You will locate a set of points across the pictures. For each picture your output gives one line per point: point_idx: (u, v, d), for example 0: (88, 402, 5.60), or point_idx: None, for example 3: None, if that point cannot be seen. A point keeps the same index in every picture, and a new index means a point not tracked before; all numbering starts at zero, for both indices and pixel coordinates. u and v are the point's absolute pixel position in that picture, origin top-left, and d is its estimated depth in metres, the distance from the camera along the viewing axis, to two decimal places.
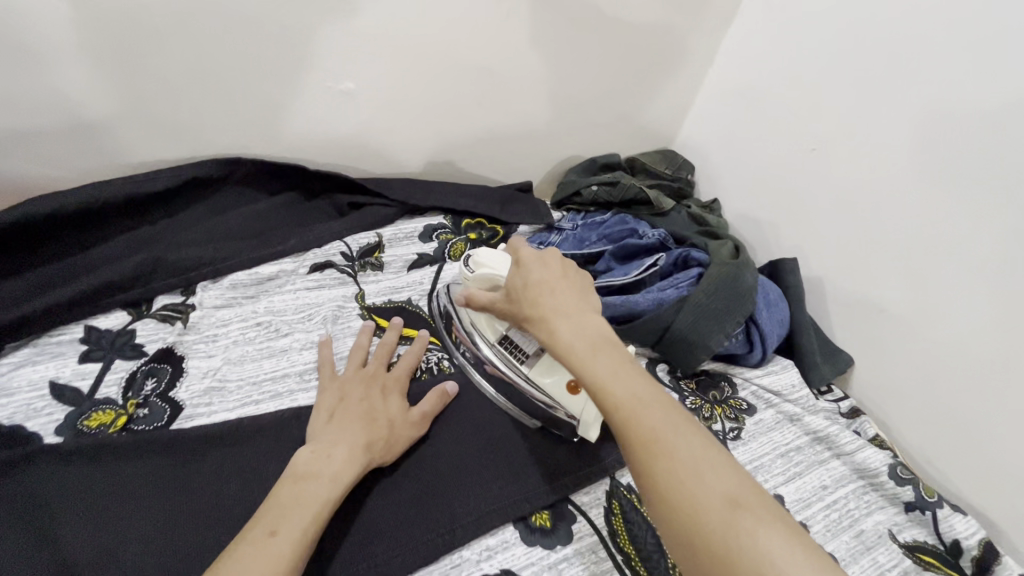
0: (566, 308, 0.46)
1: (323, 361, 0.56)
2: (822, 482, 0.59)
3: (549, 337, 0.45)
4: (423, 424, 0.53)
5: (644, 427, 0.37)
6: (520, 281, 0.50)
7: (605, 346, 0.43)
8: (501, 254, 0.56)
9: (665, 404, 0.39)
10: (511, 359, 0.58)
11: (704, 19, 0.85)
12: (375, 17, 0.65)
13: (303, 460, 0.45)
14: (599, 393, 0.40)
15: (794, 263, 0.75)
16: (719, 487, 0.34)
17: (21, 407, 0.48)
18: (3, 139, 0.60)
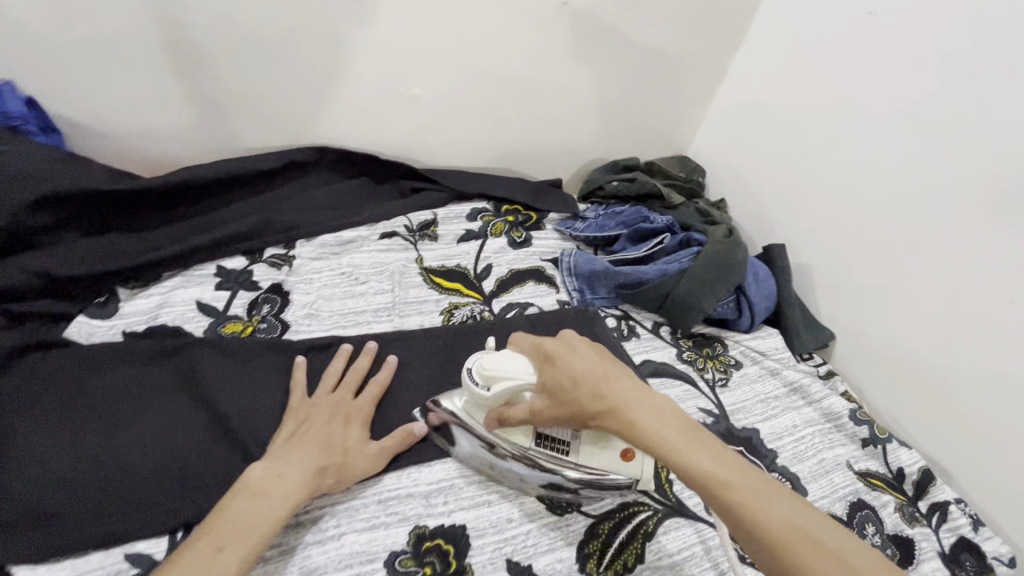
0: (637, 401, 0.48)
1: (297, 382, 0.59)
2: (793, 421, 0.71)
3: (641, 436, 0.46)
4: (381, 458, 0.55)
5: (776, 524, 0.40)
6: (569, 381, 0.49)
7: (688, 432, 0.46)
8: (507, 355, 0.52)
9: (773, 488, 0.43)
10: (555, 456, 0.53)
11: (714, 44, 0.99)
12: (445, 38, 0.82)
13: (257, 476, 0.49)
14: (721, 496, 0.42)
15: (785, 249, 0.88)
16: (866, 570, 0.39)
17: (178, 313, 0.65)
18: (162, 121, 0.80)
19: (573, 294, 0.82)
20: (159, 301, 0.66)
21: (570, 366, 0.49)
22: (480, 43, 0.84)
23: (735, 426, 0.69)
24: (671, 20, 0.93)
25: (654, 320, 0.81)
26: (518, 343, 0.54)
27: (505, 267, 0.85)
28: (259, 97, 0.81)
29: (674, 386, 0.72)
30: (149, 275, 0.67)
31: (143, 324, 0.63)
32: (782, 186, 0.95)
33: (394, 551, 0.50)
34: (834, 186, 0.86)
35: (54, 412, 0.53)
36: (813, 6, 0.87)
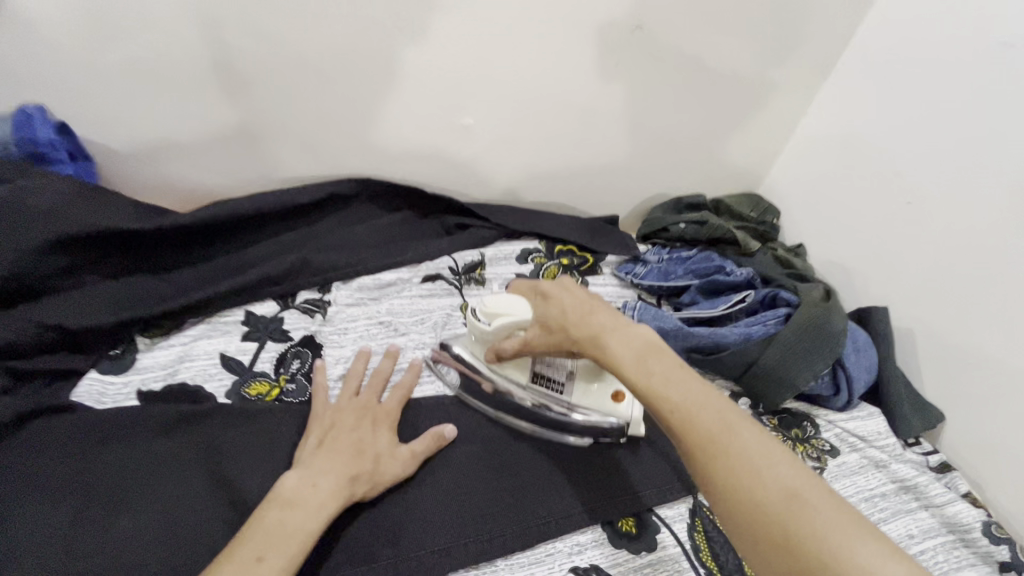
0: (612, 324, 0.48)
1: (317, 386, 0.57)
2: (908, 531, 0.59)
3: (603, 352, 0.47)
4: (413, 462, 0.53)
5: (699, 429, 0.40)
6: (557, 311, 0.52)
7: (651, 350, 0.46)
8: (509, 296, 0.56)
9: (719, 404, 0.41)
10: (550, 393, 0.59)
11: (799, 74, 0.89)
12: (500, 65, 0.74)
13: (291, 486, 0.47)
14: (654, 401, 0.43)
15: (885, 312, 0.76)
16: (776, 479, 0.37)
17: (199, 370, 0.58)
18: (194, 151, 0.74)
19: None
20: (179, 354, 0.59)
21: (560, 299, 0.52)
22: (539, 70, 0.76)
23: None
24: (752, 48, 0.83)
25: (731, 390, 0.70)
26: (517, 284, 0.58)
27: None
28: (301, 125, 0.75)
29: None
30: (171, 322, 0.61)
31: (160, 381, 0.56)
32: (877, 236, 0.83)
33: None
34: (945, 240, 0.74)
35: (50, 496, 0.45)
36: (922, 34, 0.76)
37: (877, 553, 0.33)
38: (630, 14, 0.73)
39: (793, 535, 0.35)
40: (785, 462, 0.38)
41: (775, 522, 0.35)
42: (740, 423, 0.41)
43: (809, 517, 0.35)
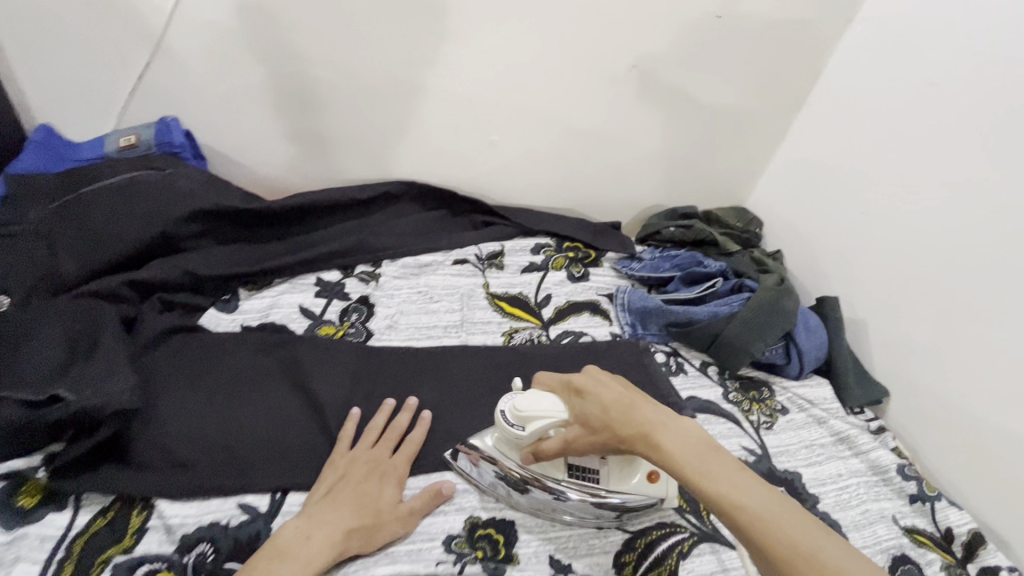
0: (659, 421, 0.51)
1: (343, 435, 0.61)
2: (838, 470, 0.73)
3: (660, 452, 0.49)
4: (410, 518, 0.56)
5: (780, 536, 0.43)
6: (598, 408, 0.54)
7: (709, 451, 0.49)
8: (537, 394, 0.57)
9: (789, 509, 0.45)
10: (586, 484, 0.59)
11: (777, 105, 1.04)
12: (522, 94, 0.93)
13: (288, 536, 0.51)
14: (727, 506, 0.45)
15: (838, 301, 0.90)
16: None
17: (284, 314, 0.77)
18: (280, 154, 0.95)
19: (625, 327, 0.88)
20: (269, 302, 0.78)
21: (597, 396, 0.55)
22: (553, 99, 0.95)
23: (777, 468, 0.72)
24: (734, 83, 0.98)
25: (702, 359, 0.85)
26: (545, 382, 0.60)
27: (563, 298, 0.92)
28: (364, 137, 0.95)
29: (717, 422, 0.76)
30: (264, 280, 0.80)
31: (256, 320, 0.75)
32: (840, 242, 0.98)
33: (451, 533, 0.58)
34: (890, 244, 0.88)
35: (188, 381, 0.63)
36: (872, 75, 0.91)
37: None
38: (628, 56, 0.91)
39: None
40: (859, 560, 0.41)
41: None
42: (813, 529, 0.44)
43: None
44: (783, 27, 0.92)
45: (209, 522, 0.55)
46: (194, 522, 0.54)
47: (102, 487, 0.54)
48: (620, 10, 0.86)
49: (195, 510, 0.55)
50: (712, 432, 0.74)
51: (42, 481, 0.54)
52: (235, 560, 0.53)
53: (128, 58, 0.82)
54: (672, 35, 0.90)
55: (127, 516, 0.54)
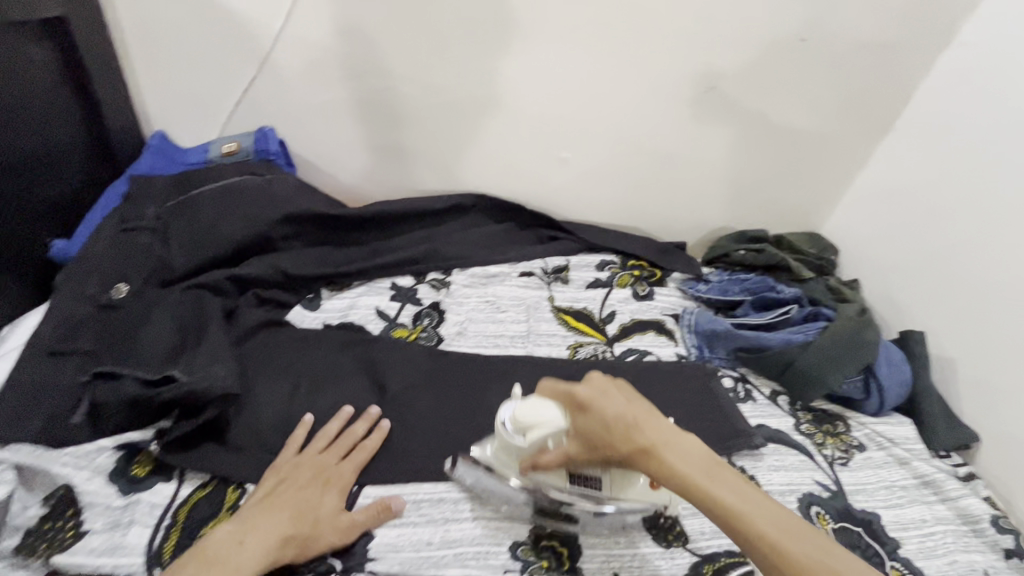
0: (663, 436, 0.50)
1: (294, 439, 0.61)
2: (922, 515, 0.69)
3: (668, 471, 0.49)
4: (351, 531, 0.55)
5: (798, 553, 0.44)
6: (600, 424, 0.51)
7: (714, 466, 0.49)
8: (535, 404, 0.55)
9: (794, 522, 0.46)
10: (589, 495, 0.57)
11: (859, 128, 0.99)
12: (596, 113, 0.95)
13: (218, 540, 0.51)
14: (738, 524, 0.46)
15: (923, 336, 0.85)
16: None
17: (363, 314, 0.82)
18: (361, 163, 1.01)
19: (691, 350, 0.86)
20: (348, 303, 0.83)
21: (601, 410, 0.51)
22: (626, 118, 0.96)
23: (854, 507, 0.69)
24: (814, 106, 0.96)
25: (772, 388, 0.83)
26: (547, 388, 0.56)
27: (629, 315, 0.91)
28: (439, 150, 0.99)
29: (790, 454, 0.73)
30: (344, 282, 0.85)
31: (337, 319, 0.80)
32: (928, 273, 0.92)
33: (516, 540, 0.58)
34: (984, 278, 0.83)
35: (276, 372, 0.67)
36: (966, 102, 0.87)
37: None
38: (705, 77, 0.91)
39: None
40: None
41: None
42: (822, 543, 0.45)
43: None
44: (869, 50, 0.89)
45: None
46: None
47: (201, 466, 0.58)
48: (700, 30, 0.86)
49: None
50: (783, 463, 0.71)
51: (153, 453, 0.59)
52: None
53: (236, 73, 0.90)
54: (752, 55, 0.89)
55: (223, 492, 0.58)
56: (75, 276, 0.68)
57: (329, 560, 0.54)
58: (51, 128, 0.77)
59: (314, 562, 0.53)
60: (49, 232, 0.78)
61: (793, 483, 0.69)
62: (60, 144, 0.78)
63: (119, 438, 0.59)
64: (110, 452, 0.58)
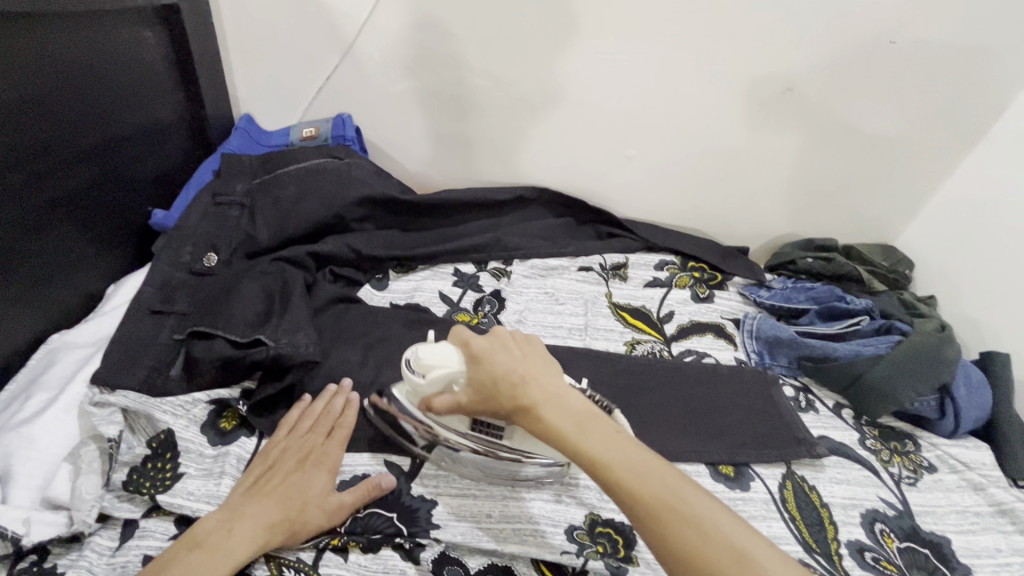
0: (544, 392, 0.51)
1: (286, 420, 0.62)
2: (996, 545, 0.66)
3: (542, 423, 0.50)
4: (338, 513, 0.55)
5: (649, 499, 0.45)
6: (487, 374, 0.52)
7: (589, 420, 0.50)
8: (442, 347, 0.56)
9: (657, 467, 0.47)
10: (489, 440, 0.58)
11: (946, 137, 0.93)
12: (664, 112, 0.94)
13: (208, 529, 0.52)
14: (602, 473, 0.47)
15: (1008, 357, 0.80)
16: (739, 544, 0.42)
17: (428, 297, 0.85)
18: (430, 152, 1.04)
19: (751, 355, 0.85)
20: (414, 285, 0.87)
21: (490, 362, 0.53)
22: (695, 118, 0.94)
23: (921, 528, 0.66)
24: (898, 112, 0.91)
25: (836, 400, 0.81)
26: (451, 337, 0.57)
27: (687, 317, 0.90)
28: (504, 143, 1.01)
29: (853, 468, 0.70)
30: (412, 265, 0.89)
31: (404, 300, 0.84)
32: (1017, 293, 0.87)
33: (573, 523, 0.58)
34: None
35: (347, 344, 0.71)
36: None
37: None
38: (781, 79, 0.89)
39: None
40: (734, 527, 0.43)
41: None
42: (689, 494, 0.45)
43: None
44: (962, 56, 0.84)
45: (362, 473, 0.61)
46: (349, 471, 0.61)
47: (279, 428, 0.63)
48: (778, 30, 0.84)
49: (348, 460, 0.62)
50: (846, 477, 0.69)
51: (239, 410, 0.64)
52: (379, 507, 0.58)
53: (320, 62, 0.95)
54: (830, 57, 0.86)
55: None
56: (173, 243, 0.74)
57: (394, 524, 0.56)
58: (156, 106, 0.83)
59: (381, 523, 0.56)
60: (150, 202, 0.85)
61: (856, 497, 0.67)
62: (164, 123, 0.85)
63: (211, 393, 0.64)
64: (204, 405, 0.63)
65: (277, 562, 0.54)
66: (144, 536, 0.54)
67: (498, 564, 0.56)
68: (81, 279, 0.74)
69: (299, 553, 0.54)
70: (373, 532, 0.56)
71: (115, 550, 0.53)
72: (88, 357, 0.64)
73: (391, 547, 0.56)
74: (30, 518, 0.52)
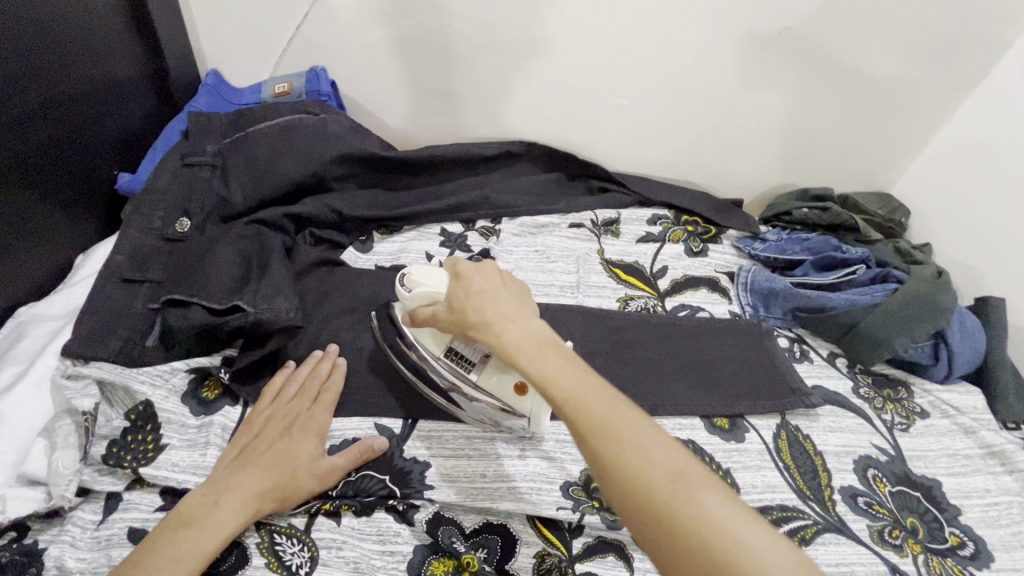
0: (507, 315, 0.49)
1: (269, 388, 0.60)
2: (986, 485, 0.67)
3: (498, 340, 0.47)
4: (331, 475, 0.54)
5: (591, 415, 0.42)
6: (462, 291, 0.52)
7: (544, 345, 0.47)
8: (433, 268, 0.57)
9: (604, 389, 0.44)
10: (459, 370, 0.57)
11: (949, 78, 0.89)
12: (657, 56, 0.89)
13: (194, 504, 0.50)
14: (549, 390, 0.44)
15: (1004, 303, 0.79)
16: (677, 468, 0.39)
17: (414, 258, 0.82)
18: (411, 106, 0.98)
19: (745, 308, 0.84)
20: (399, 248, 0.84)
21: (469, 281, 0.52)
22: (689, 64, 0.89)
23: (913, 472, 0.67)
24: (901, 50, 0.86)
25: (830, 350, 0.80)
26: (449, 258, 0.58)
27: (681, 271, 0.88)
28: (489, 95, 0.95)
29: (847, 416, 0.70)
30: (397, 226, 0.86)
31: (390, 262, 0.81)
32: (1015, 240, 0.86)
33: (567, 481, 0.57)
34: None
35: (332, 309, 0.68)
36: None
37: (759, 530, 0.37)
38: (780, 17, 0.83)
39: (681, 519, 0.37)
40: (673, 452, 0.41)
41: (664, 506, 0.38)
42: (633, 415, 0.43)
43: (696, 503, 0.38)
44: None
45: (352, 437, 0.59)
46: (339, 436, 0.59)
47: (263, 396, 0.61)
48: None
49: (338, 425, 0.60)
50: (840, 425, 0.69)
51: (220, 379, 0.62)
52: (371, 470, 0.56)
53: (287, 9, 0.88)
54: None
55: None
56: (141, 209, 0.70)
57: (387, 486, 0.55)
58: (112, 60, 0.77)
59: (374, 484, 0.55)
60: (114, 165, 0.80)
61: (849, 445, 0.67)
62: (122, 79, 0.79)
63: (191, 362, 0.62)
64: (183, 373, 0.61)
65: (268, 529, 0.53)
66: (128, 509, 0.53)
67: (494, 523, 0.55)
68: (45, 249, 0.71)
69: (291, 519, 0.54)
70: (365, 495, 0.55)
71: (99, 524, 0.52)
72: (58, 330, 0.62)
73: (384, 510, 0.55)
74: (6, 495, 0.51)
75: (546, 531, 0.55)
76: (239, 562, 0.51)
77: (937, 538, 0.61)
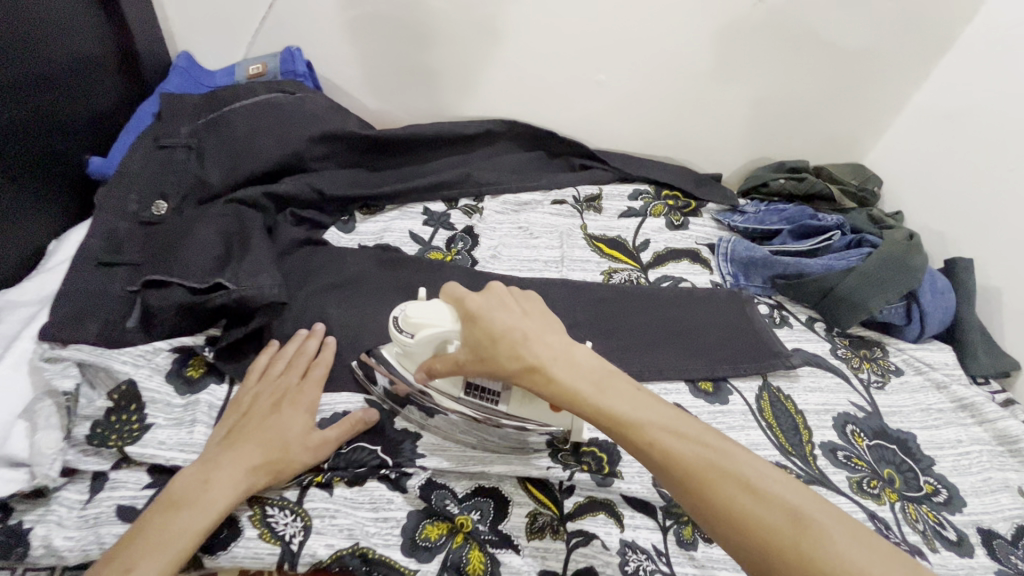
0: (555, 351, 0.49)
1: (255, 367, 0.60)
2: (958, 436, 0.69)
3: (559, 386, 0.47)
4: (324, 448, 0.54)
5: (684, 460, 0.43)
6: (487, 334, 0.50)
7: (605, 378, 0.49)
8: (433, 306, 0.53)
9: (686, 428, 0.45)
10: (484, 405, 0.56)
11: (917, 48, 0.91)
12: (634, 29, 0.89)
13: (184, 483, 0.50)
14: (633, 438, 0.45)
15: (971, 263, 0.82)
16: (785, 500, 0.41)
17: (398, 236, 0.82)
18: (388, 85, 0.97)
19: (726, 277, 0.85)
20: (382, 227, 0.83)
21: (490, 320, 0.50)
22: (667, 37, 0.90)
23: (889, 427, 0.69)
24: (871, 20, 0.88)
25: (808, 315, 0.82)
26: (444, 292, 0.54)
27: (662, 244, 0.89)
28: (467, 73, 0.95)
29: (825, 376, 0.73)
30: (378, 205, 0.85)
31: (373, 242, 0.81)
32: (982, 203, 0.89)
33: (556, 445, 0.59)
34: None
35: (317, 288, 0.68)
36: None
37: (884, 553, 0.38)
38: None
39: (810, 557, 0.38)
40: (777, 482, 0.42)
41: (791, 548, 0.38)
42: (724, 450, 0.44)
43: (817, 537, 0.38)
44: None
45: (343, 410, 0.60)
46: (329, 409, 0.59)
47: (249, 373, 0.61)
48: None
49: (328, 399, 0.60)
50: (819, 385, 0.71)
51: (205, 358, 0.62)
52: (364, 441, 0.57)
53: None
54: None
55: None
56: (115, 191, 0.68)
57: (379, 456, 0.56)
58: (77, 39, 0.74)
59: (368, 455, 0.56)
60: (83, 149, 0.78)
61: (829, 403, 0.69)
62: (89, 59, 0.77)
63: (173, 342, 0.61)
64: (166, 354, 0.60)
65: (261, 503, 0.53)
66: (116, 487, 0.52)
67: (486, 487, 0.56)
68: (15, 235, 0.68)
69: (283, 492, 0.54)
70: (357, 466, 0.55)
71: (86, 503, 0.51)
72: (33, 315, 0.60)
73: (377, 479, 0.55)
74: None
75: (538, 494, 0.56)
76: (232, 536, 0.50)
77: (913, 487, 0.64)
